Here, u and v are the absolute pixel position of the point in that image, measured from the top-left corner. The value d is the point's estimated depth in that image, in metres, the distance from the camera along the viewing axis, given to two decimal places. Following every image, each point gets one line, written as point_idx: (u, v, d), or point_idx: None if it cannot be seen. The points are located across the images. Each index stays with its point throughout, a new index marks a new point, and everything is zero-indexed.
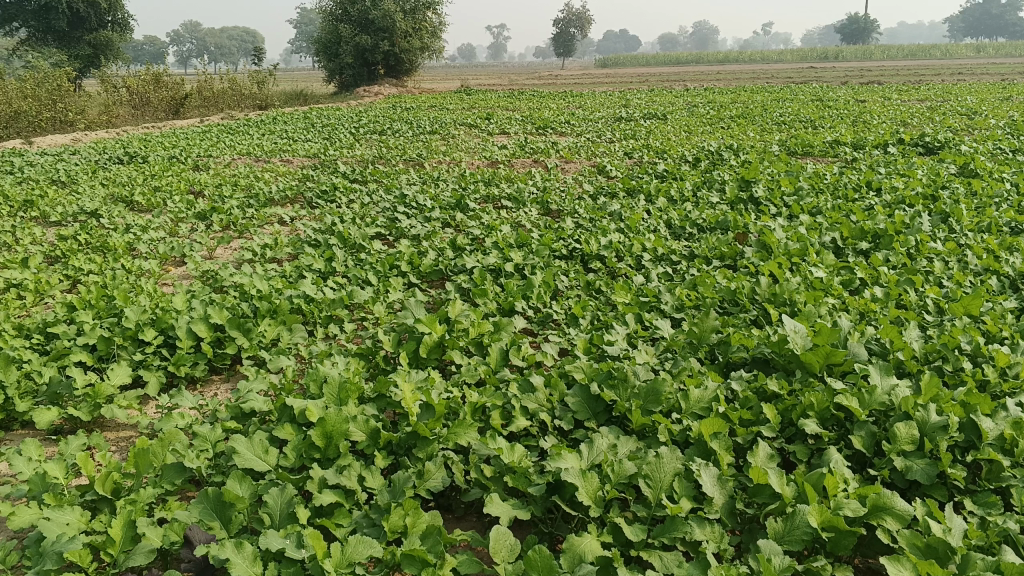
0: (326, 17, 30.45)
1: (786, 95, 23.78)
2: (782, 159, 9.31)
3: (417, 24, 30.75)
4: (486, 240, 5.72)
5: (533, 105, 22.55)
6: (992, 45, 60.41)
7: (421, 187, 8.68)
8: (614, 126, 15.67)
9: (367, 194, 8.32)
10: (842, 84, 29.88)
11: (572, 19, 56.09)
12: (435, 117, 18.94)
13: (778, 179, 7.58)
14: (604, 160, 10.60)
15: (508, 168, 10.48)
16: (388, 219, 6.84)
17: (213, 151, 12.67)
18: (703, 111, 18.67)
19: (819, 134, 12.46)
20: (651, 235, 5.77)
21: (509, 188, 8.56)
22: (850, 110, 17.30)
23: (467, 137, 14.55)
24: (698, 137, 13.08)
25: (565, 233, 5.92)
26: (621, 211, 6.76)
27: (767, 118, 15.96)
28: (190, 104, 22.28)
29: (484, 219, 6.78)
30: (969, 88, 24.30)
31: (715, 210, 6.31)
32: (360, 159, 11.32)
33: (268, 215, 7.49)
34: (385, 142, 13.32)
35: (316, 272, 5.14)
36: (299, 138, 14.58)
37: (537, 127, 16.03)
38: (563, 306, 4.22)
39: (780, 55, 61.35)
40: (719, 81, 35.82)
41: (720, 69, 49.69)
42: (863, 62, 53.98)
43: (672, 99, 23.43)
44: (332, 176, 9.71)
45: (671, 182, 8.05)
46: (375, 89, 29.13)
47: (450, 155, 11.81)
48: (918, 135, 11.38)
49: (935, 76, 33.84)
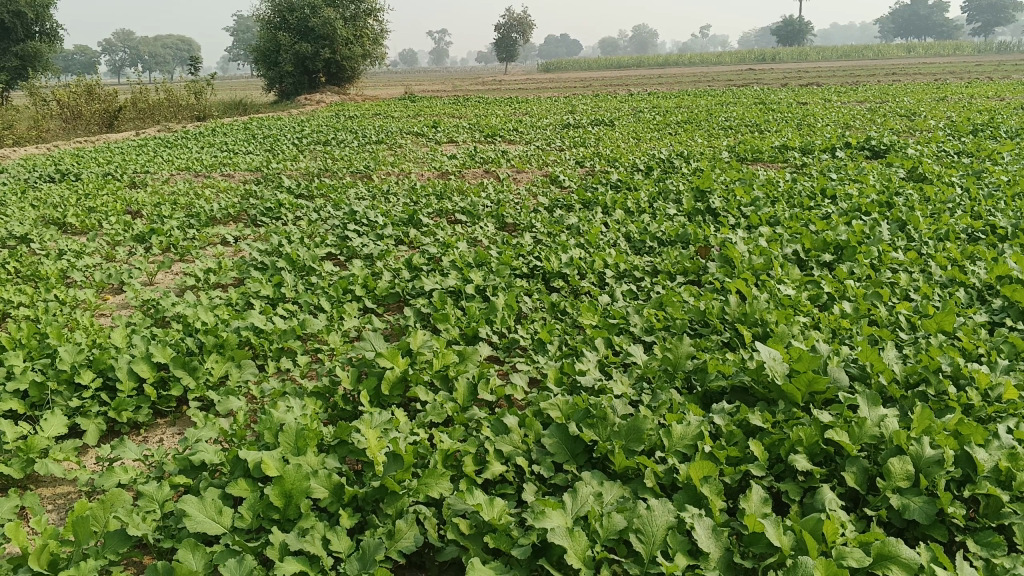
0: (265, 25, 30.00)
1: (729, 99, 24.09)
2: (734, 167, 9.30)
3: (359, 31, 30.37)
4: (442, 259, 5.52)
5: (479, 112, 22.42)
6: (921, 46, 62.31)
7: (371, 202, 8.44)
8: (563, 133, 15.61)
9: (315, 211, 8.05)
10: (782, 87, 30.42)
11: (515, 24, 56.17)
12: (380, 125, 18.65)
13: (734, 188, 7.55)
14: (556, 170, 10.49)
15: (459, 179, 10.30)
16: (338, 237, 6.60)
17: (151, 167, 12.22)
18: (650, 116, 18.75)
19: (767, 139, 12.56)
20: (611, 250, 5.64)
21: (462, 201, 8.38)
22: (794, 114, 17.54)
23: (415, 147, 14.32)
24: (648, 144, 13.08)
25: (523, 250, 5.76)
26: (578, 224, 6.63)
27: (714, 123, 16.07)
28: (124, 115, 21.58)
29: (439, 235, 6.58)
30: (905, 90, 24.93)
31: (674, 222, 6.22)
32: (306, 172, 11.01)
33: (212, 236, 7.18)
34: (331, 154, 13.02)
35: (265, 300, 4.88)
36: (241, 151, 14.17)
37: (486, 135, 15.88)
38: (528, 331, 4.05)
39: (719, 58, 62.35)
40: (662, 85, 36.17)
41: (663, 72, 50.21)
42: (800, 64, 55.12)
43: (617, 104, 23.51)
44: (278, 191, 9.40)
45: (626, 192, 7.96)
46: (317, 98, 28.67)
47: (399, 166, 11.57)
48: (863, 139, 11.53)
49: (870, 78, 34.70)
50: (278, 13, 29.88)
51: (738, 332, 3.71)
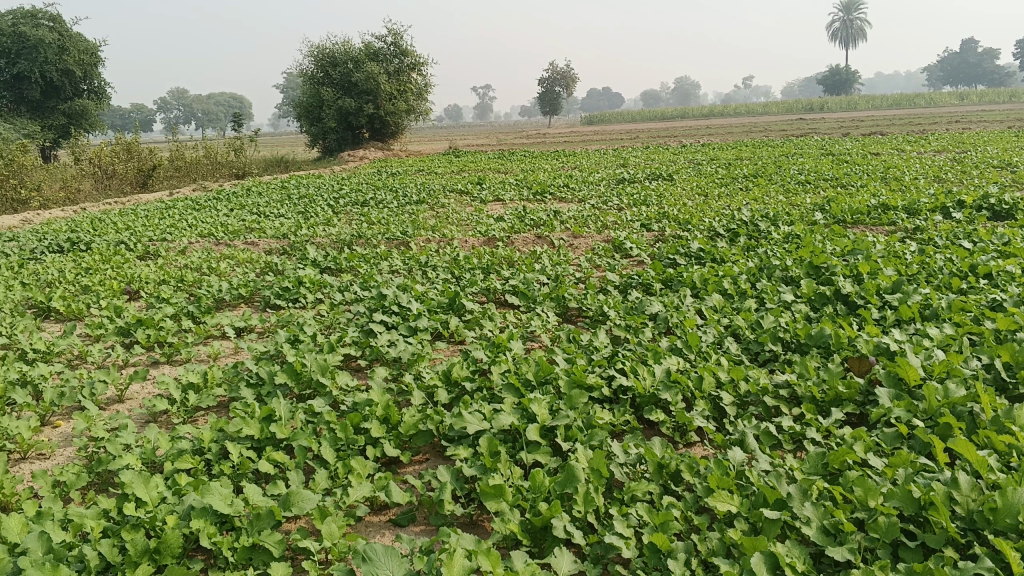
0: (307, 81, 29.32)
1: (793, 149, 22.67)
2: (836, 233, 7.83)
3: (401, 85, 29.72)
4: (493, 368, 4.14)
5: (526, 166, 21.26)
6: (977, 91, 60.29)
7: (406, 279, 7.13)
8: (619, 189, 14.24)
9: (337, 291, 6.76)
10: (843, 135, 28.82)
11: (557, 77, 55.42)
12: (422, 182, 17.55)
13: (854, 262, 6.09)
14: (620, 234, 9.12)
15: (508, 246, 8.99)
16: (362, 333, 5.27)
17: (170, 233, 11.12)
18: (711, 169, 17.32)
19: (858, 195, 11.06)
20: (722, 359, 4.20)
21: (513, 276, 7.02)
22: (873, 165, 16.01)
23: (458, 207, 13.06)
24: (718, 202, 11.65)
25: (599, 354, 4.35)
26: (665, 314, 5.21)
27: (786, 177, 14.61)
28: (160, 175, 20.87)
29: (486, 327, 5.22)
30: (984, 138, 23.25)
31: (795, 318, 4.77)
32: (335, 238, 9.80)
33: (210, 326, 5.90)
34: (365, 216, 11.83)
35: (248, 444, 3.55)
36: (270, 213, 13.06)
37: (535, 191, 14.61)
38: (628, 522, 2.65)
39: (766, 107, 60.97)
40: (712, 135, 34.87)
41: (710, 123, 48.96)
42: (855, 112, 53.53)
43: (672, 157, 22.22)
44: (299, 264, 8.15)
45: (713, 267, 6.52)
46: (359, 153, 27.89)
47: (439, 231, 10.29)
48: (977, 195, 9.97)
49: (937, 125, 33.02)
50: (321, 68, 29.14)
51: (994, 554, 2.25)
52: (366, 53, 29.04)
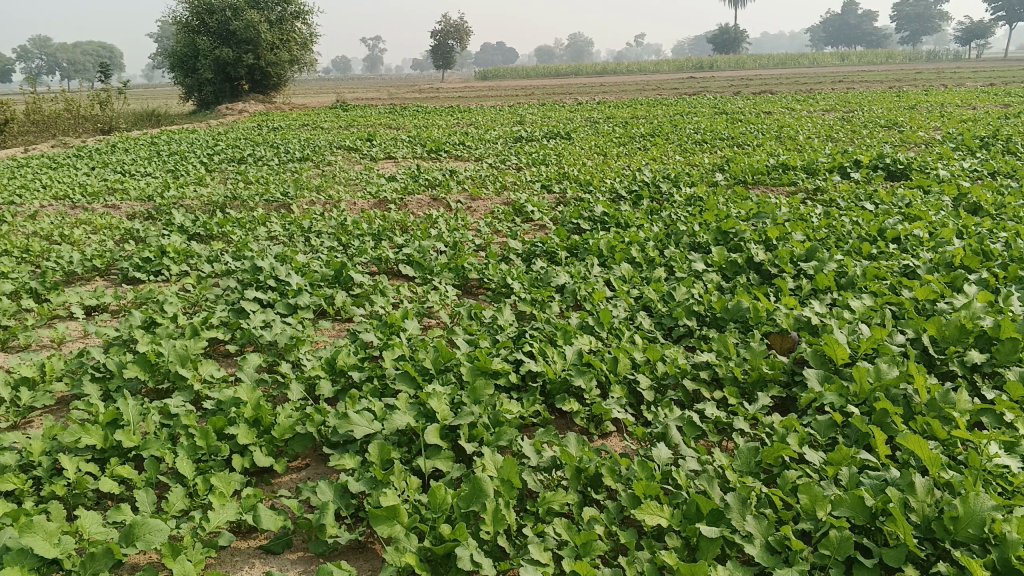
0: (181, 29, 27.37)
1: (688, 107, 22.79)
2: (738, 195, 7.66)
3: (284, 35, 28.21)
4: (385, 354, 3.67)
5: (420, 123, 20.52)
6: (856, 52, 62.64)
7: (288, 248, 6.50)
8: (516, 148, 13.81)
9: (209, 262, 6.08)
10: (734, 94, 29.25)
11: (450, 31, 54.14)
12: (308, 138, 16.63)
13: (763, 226, 5.88)
14: (520, 196, 8.71)
15: (401, 209, 8.45)
16: (234, 313, 4.67)
17: (21, 195, 9.99)
18: (608, 128, 17.09)
19: (756, 155, 11.01)
20: (636, 338, 3.86)
21: (407, 244, 6.51)
22: (767, 124, 16.16)
23: (347, 166, 12.33)
24: (617, 162, 11.40)
25: (503, 334, 3.93)
26: (571, 286, 4.84)
27: (682, 136, 14.53)
28: (15, 131, 19.06)
29: (377, 304, 4.71)
30: (868, 98, 24.01)
31: (709, 289, 4.48)
32: (210, 200, 8.99)
33: (55, 306, 5.15)
34: (245, 176, 10.99)
35: (88, 456, 2.96)
36: (137, 172, 11.98)
37: (429, 150, 14.02)
38: (546, 545, 2.26)
39: (658, 65, 61.55)
40: (607, 93, 34.79)
41: (604, 81, 49.04)
42: (744, 71, 54.68)
43: (568, 114, 21.94)
44: (166, 231, 7.37)
45: (618, 233, 6.20)
46: (241, 107, 26.36)
47: (326, 192, 9.62)
48: (870, 155, 10.07)
49: (822, 85, 34.03)
50: (197, 16, 27.24)
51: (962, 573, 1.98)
52: (245, 0, 27.33)
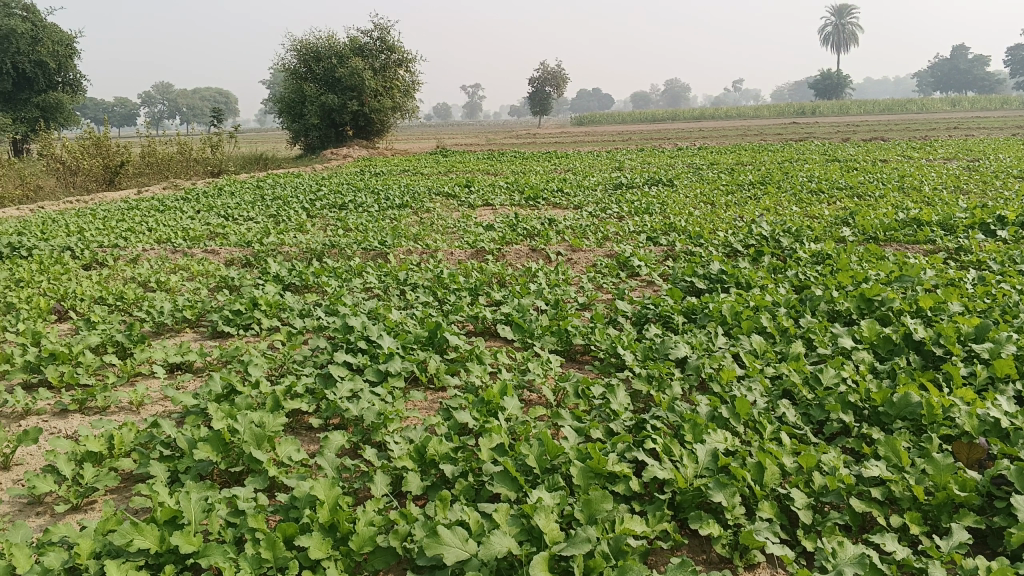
0: (290, 75, 28.17)
1: (795, 154, 21.86)
2: (872, 255, 6.91)
3: (388, 81, 28.69)
4: (484, 444, 3.17)
5: (517, 168, 20.28)
6: (969, 99, 59.84)
7: (381, 302, 6.13)
8: (617, 195, 13.29)
9: (299, 316, 5.76)
10: (842, 141, 28.08)
11: (548, 77, 54.42)
12: (406, 183, 16.56)
13: (912, 294, 5.16)
14: (625, 249, 8.17)
15: (499, 261, 8.03)
16: (320, 379, 4.27)
17: (125, 238, 10.03)
18: (713, 176, 16.39)
19: (881, 207, 10.17)
20: (780, 436, 3.25)
21: (506, 301, 6.04)
22: (886, 174, 15.16)
23: (444, 213, 12.06)
24: (727, 212, 10.73)
25: (620, 423, 3.39)
26: (694, 360, 4.25)
27: (795, 185, 13.73)
28: (130, 173, 19.70)
29: (474, 372, 4.25)
30: (991, 145, 22.56)
31: (863, 376, 3.83)
32: (307, 248, 8.79)
33: (137, 363, 4.86)
34: (343, 222, 10.83)
35: (141, 561, 2.54)
36: (239, 217, 12.00)
37: (527, 196, 13.65)
38: None
39: (757, 111, 60.20)
40: (706, 138, 34.01)
41: (704, 126, 48.16)
42: (849, 117, 52.97)
43: (669, 160, 21.34)
44: (260, 281, 7.13)
45: (740, 297, 5.58)
46: (343, 151, 26.84)
47: (422, 241, 9.29)
48: (1014, 209, 9.11)
49: (938, 132, 32.28)
50: (305, 63, 28.03)
51: None
52: (351, 48, 28.01)
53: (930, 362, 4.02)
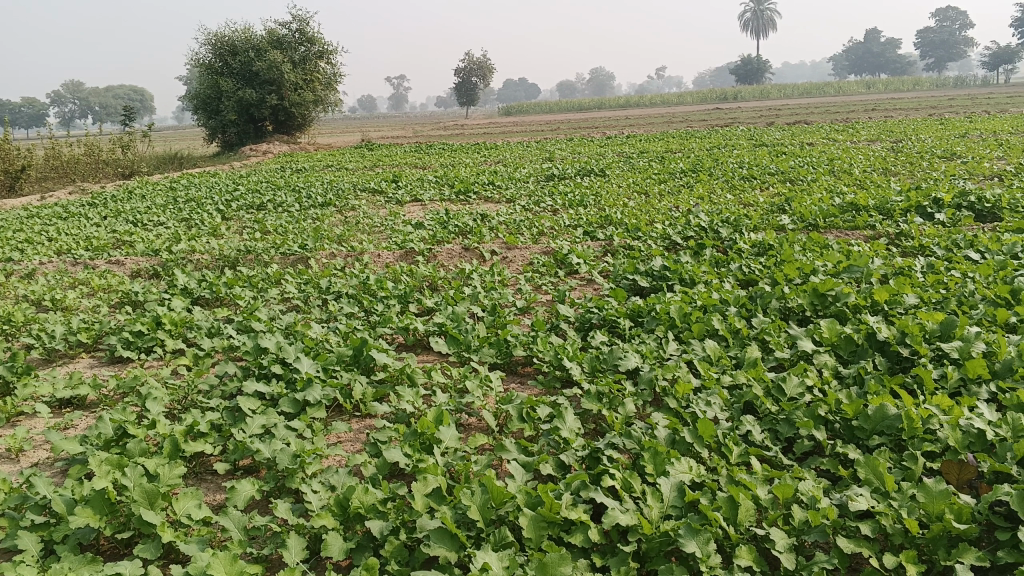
0: (204, 71, 27.00)
1: (723, 139, 21.92)
2: (816, 244, 6.69)
3: (308, 75, 27.78)
4: (417, 490, 2.75)
5: (446, 161, 19.80)
6: (882, 80, 61.59)
7: (300, 316, 5.62)
8: (550, 187, 12.95)
9: (209, 337, 5.22)
10: (767, 125, 28.38)
11: (474, 68, 53.85)
12: (331, 180, 15.91)
13: (866, 287, 4.91)
14: (561, 245, 7.81)
15: (429, 262, 7.58)
16: (228, 413, 3.77)
17: (20, 250, 9.22)
18: (644, 164, 16.21)
19: (816, 192, 10.05)
20: (749, 460, 2.91)
21: (438, 309, 5.60)
22: (816, 157, 15.20)
23: (371, 211, 11.51)
24: (663, 202, 10.47)
25: (573, 454, 3.00)
26: (645, 371, 3.89)
27: (727, 171, 13.61)
28: (32, 177, 18.49)
29: (406, 396, 3.80)
30: (910, 125, 23.05)
31: (829, 383, 3.52)
32: (221, 255, 8.17)
33: (19, 401, 4.27)
34: (261, 225, 10.20)
35: None
36: (149, 223, 11.22)
37: (458, 190, 13.20)
38: None
39: (682, 97, 60.74)
40: (635, 126, 34.03)
41: (631, 113, 48.29)
42: (770, 102, 53.85)
43: (599, 149, 21.15)
44: (167, 295, 6.52)
45: (687, 295, 5.26)
46: (263, 148, 25.87)
47: (347, 243, 8.76)
48: (947, 190, 9.08)
49: (858, 113, 33.00)
50: (220, 57, 26.94)
51: None
52: (269, 40, 27.02)
53: (896, 363, 3.74)
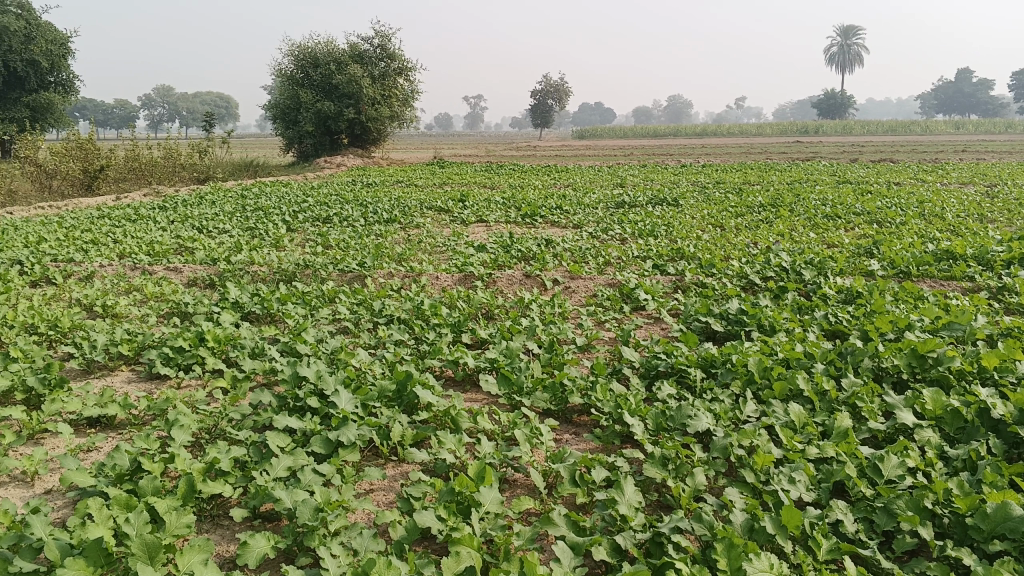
0: (285, 82, 27.45)
1: (803, 174, 21.14)
2: (910, 295, 6.12)
3: (385, 90, 27.99)
4: (446, 569, 2.38)
5: (516, 182, 19.55)
6: (972, 120, 59.36)
7: (348, 340, 5.33)
8: (620, 215, 12.53)
9: (250, 358, 4.96)
10: (850, 161, 27.39)
11: (549, 90, 53.81)
12: (398, 196, 15.82)
13: (973, 349, 4.35)
14: (628, 278, 7.39)
15: (488, 288, 7.26)
16: (255, 450, 3.47)
17: (85, 251, 9.23)
18: (719, 195, 15.66)
19: (907, 236, 9.39)
20: (841, 562, 2.45)
21: (492, 342, 5.25)
22: (904, 198, 14.42)
23: (435, 230, 11.27)
24: (738, 237, 9.95)
25: (630, 535, 2.59)
26: (718, 435, 3.44)
27: (808, 208, 12.99)
28: (111, 178, 18.91)
29: (448, 444, 3.44)
30: (1004, 169, 21.88)
31: (934, 466, 3.02)
32: (278, 269, 7.99)
33: (46, 416, 4.05)
34: (323, 239, 10.04)
35: None
36: (214, 231, 11.18)
37: (525, 213, 12.88)
38: None
39: (759, 128, 59.50)
40: (711, 155, 33.34)
41: (706, 143, 47.41)
42: (853, 136, 52.36)
43: (672, 177, 20.64)
44: (218, 308, 6.33)
45: (765, 345, 4.78)
46: (337, 160, 26.07)
47: (407, 263, 8.50)
48: None
49: (947, 153, 31.64)
50: (300, 69, 27.35)
51: None
52: (349, 55, 27.34)
53: (1016, 447, 3.20)
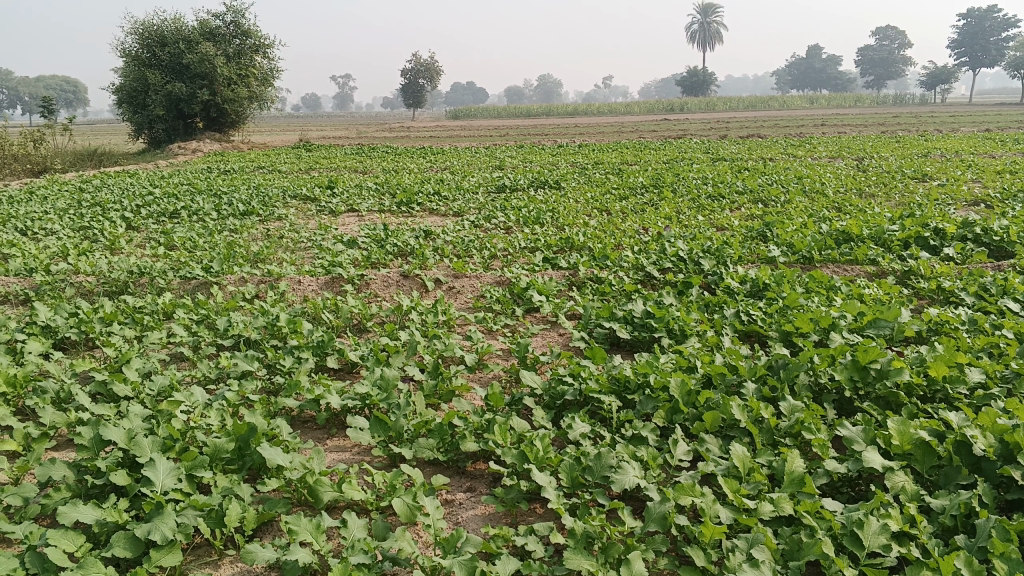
0: (131, 62, 25.12)
1: (680, 152, 21.11)
2: (821, 285, 5.65)
3: (243, 70, 26.15)
4: None
5: (389, 166, 18.53)
6: (826, 96, 62.25)
7: (183, 374, 4.32)
8: (501, 200, 11.81)
9: (50, 406, 3.88)
10: (719, 138, 27.77)
11: (421, 70, 52.43)
12: (259, 184, 14.50)
13: (914, 355, 3.84)
14: (516, 275, 6.65)
15: (358, 294, 6.35)
16: (33, 560, 2.50)
17: None
18: (601, 176, 15.20)
19: (797, 217, 9.08)
20: None
21: (363, 366, 4.37)
22: (783, 174, 14.40)
23: (299, 223, 10.18)
24: (627, 222, 9.39)
25: None
26: (650, 494, 2.74)
27: (692, 187, 12.67)
28: None
29: (303, 536, 2.59)
30: (866, 142, 22.61)
31: (922, 530, 2.42)
32: (106, 280, 6.78)
33: None
34: (167, 239, 8.79)
35: None
36: (39, 233, 9.67)
37: (399, 200, 11.96)
38: None
39: (630, 106, 60.18)
40: (588, 134, 33.14)
41: (580, 122, 47.52)
42: (718, 113, 53.77)
43: (550, 158, 20.12)
44: (23, 334, 5.13)
45: (682, 356, 4.13)
46: (192, 146, 24.12)
47: (264, 265, 7.43)
48: (942, 218, 8.19)
49: (810, 128, 32.61)
50: (147, 48, 25.03)
51: None
52: (200, 32, 25.28)
53: (1004, 490, 2.65)
